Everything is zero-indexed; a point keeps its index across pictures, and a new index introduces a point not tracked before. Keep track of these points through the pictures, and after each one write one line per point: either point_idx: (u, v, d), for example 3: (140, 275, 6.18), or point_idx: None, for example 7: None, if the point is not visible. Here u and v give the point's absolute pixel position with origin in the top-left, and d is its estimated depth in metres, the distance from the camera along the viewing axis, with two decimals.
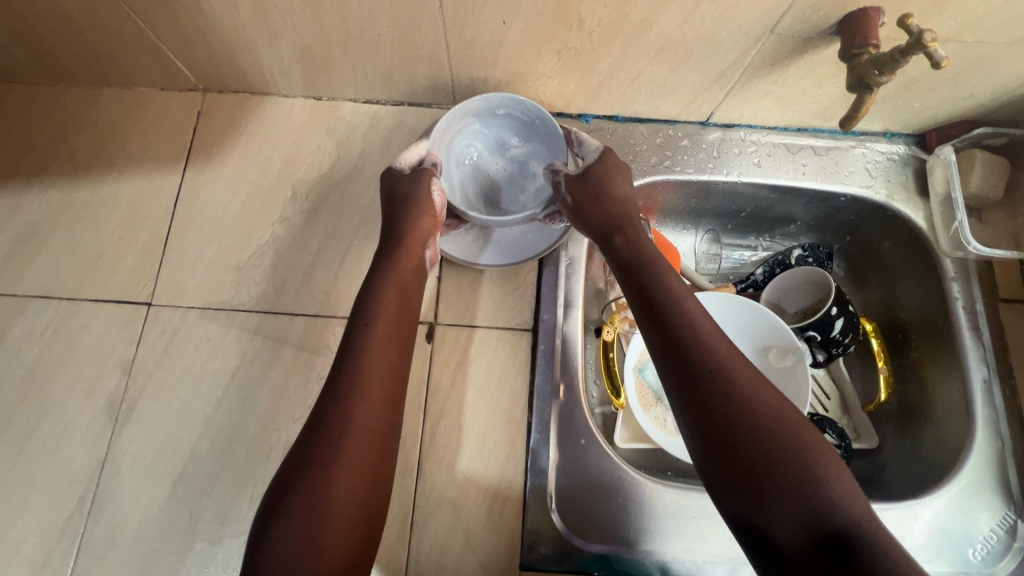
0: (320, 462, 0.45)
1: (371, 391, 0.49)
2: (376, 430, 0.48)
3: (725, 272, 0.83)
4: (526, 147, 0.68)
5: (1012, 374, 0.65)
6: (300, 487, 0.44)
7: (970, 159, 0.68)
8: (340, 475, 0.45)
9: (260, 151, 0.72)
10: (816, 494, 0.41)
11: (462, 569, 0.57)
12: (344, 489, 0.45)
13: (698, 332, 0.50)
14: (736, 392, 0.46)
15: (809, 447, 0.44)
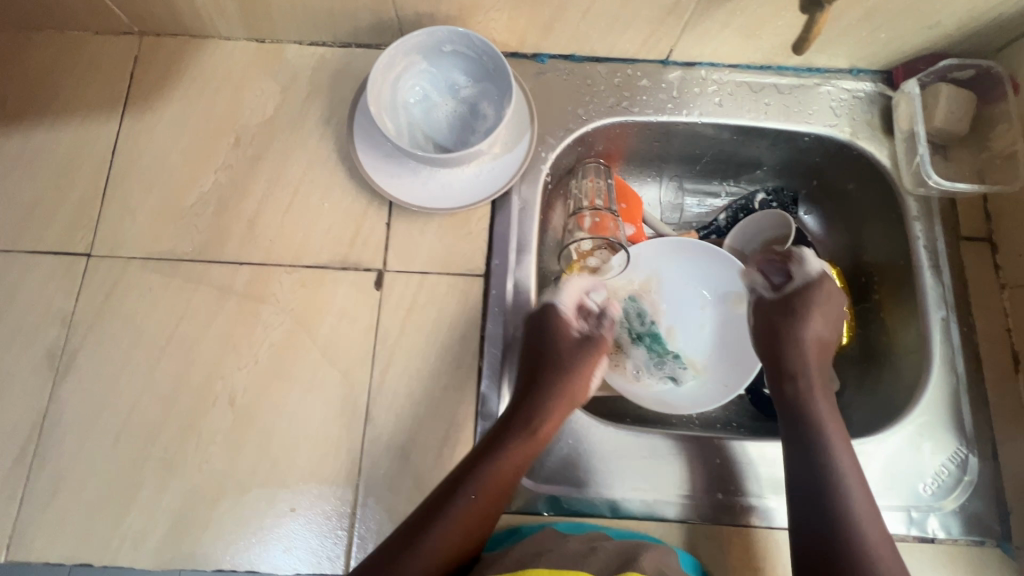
0: (448, 511, 0.53)
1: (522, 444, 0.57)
2: (512, 479, 0.56)
3: (689, 220, 0.82)
4: (476, 88, 0.65)
5: (970, 313, 0.64)
6: (424, 537, 0.52)
7: (935, 92, 0.66)
8: (455, 524, 0.53)
9: (201, 97, 0.68)
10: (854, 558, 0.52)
11: (411, 512, 0.57)
12: (451, 534, 0.53)
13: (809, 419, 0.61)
14: (843, 478, 0.57)
15: (856, 521, 0.54)
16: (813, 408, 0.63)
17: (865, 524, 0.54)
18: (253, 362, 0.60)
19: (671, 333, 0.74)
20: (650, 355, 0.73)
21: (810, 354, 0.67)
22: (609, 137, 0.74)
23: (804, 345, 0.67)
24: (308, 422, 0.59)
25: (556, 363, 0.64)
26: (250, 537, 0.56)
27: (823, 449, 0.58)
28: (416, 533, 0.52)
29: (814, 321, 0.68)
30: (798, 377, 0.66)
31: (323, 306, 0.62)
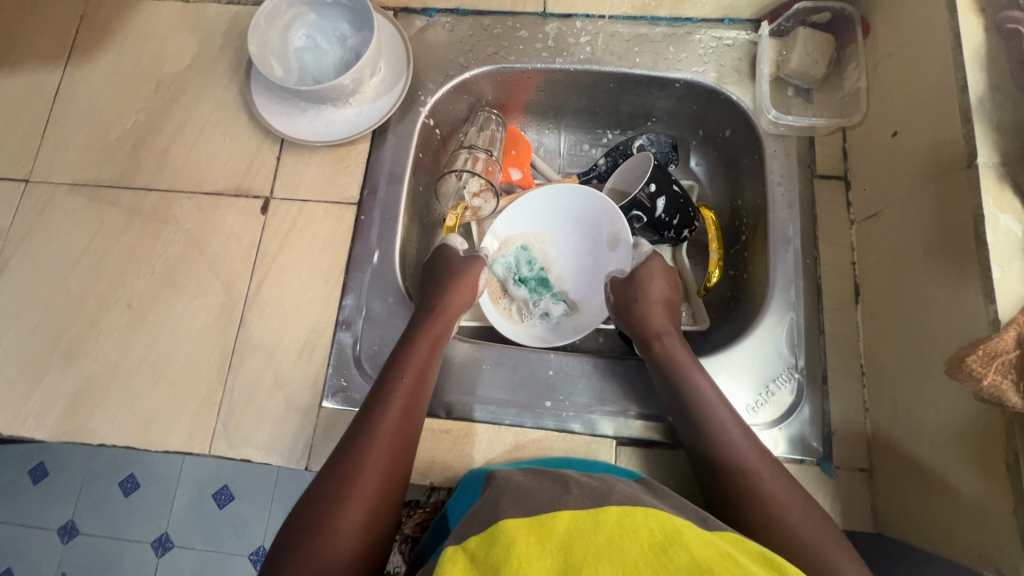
0: (366, 448, 0.53)
1: (415, 383, 0.59)
2: (416, 414, 0.57)
3: (567, 166, 0.86)
4: (360, 36, 0.71)
5: (816, 246, 0.65)
6: (348, 476, 0.51)
7: (793, 36, 0.69)
8: (375, 461, 0.53)
9: (131, 49, 0.78)
10: (754, 492, 0.52)
11: (269, 404, 0.64)
12: (376, 469, 0.52)
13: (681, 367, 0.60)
14: (723, 423, 0.56)
15: (752, 456, 0.54)
16: (678, 362, 0.60)
17: (756, 459, 0.54)
18: (151, 272, 0.69)
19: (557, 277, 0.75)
20: (531, 295, 0.74)
21: (662, 316, 0.66)
22: (496, 86, 0.79)
23: (651, 304, 0.66)
24: (191, 325, 0.67)
25: (446, 312, 0.65)
26: (133, 419, 0.64)
27: (700, 402, 0.57)
28: (340, 473, 0.52)
29: (654, 283, 0.68)
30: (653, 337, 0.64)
31: (214, 227, 0.70)
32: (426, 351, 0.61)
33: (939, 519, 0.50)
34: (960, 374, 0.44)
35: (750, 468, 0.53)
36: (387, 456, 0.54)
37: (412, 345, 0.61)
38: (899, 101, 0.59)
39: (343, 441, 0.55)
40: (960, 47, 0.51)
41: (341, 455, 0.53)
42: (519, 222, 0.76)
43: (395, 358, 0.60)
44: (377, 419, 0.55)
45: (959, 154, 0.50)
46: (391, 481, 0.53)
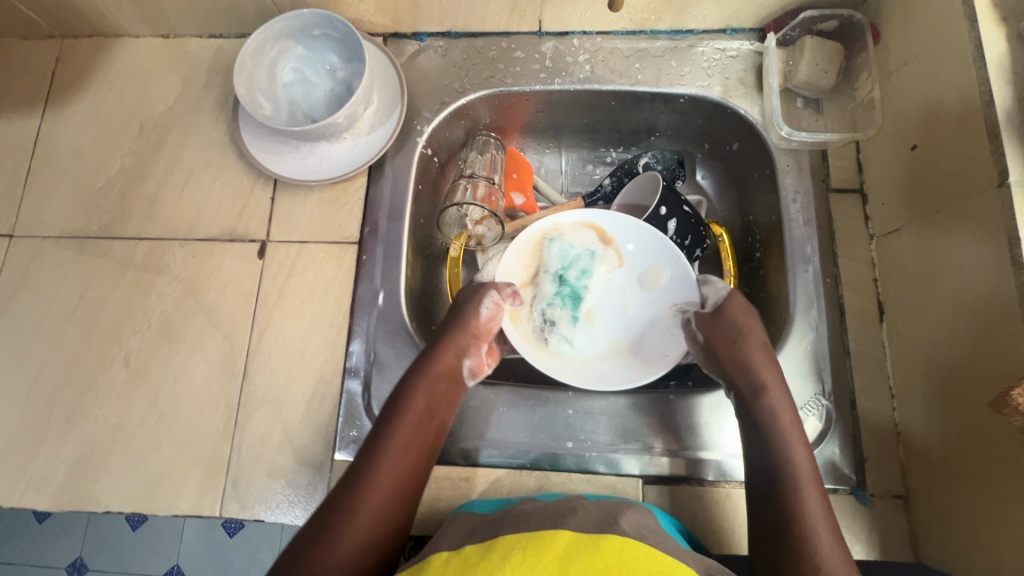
0: (357, 498, 0.51)
1: (415, 428, 0.56)
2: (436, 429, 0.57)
3: (574, 187, 0.83)
4: (349, 68, 0.69)
5: (836, 263, 0.63)
6: (336, 525, 0.50)
7: (800, 46, 0.67)
8: (365, 511, 0.51)
9: (111, 90, 0.75)
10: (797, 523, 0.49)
11: (279, 460, 0.61)
12: (365, 519, 0.50)
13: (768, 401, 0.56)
14: (795, 456, 0.53)
15: (808, 493, 0.51)
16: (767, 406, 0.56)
17: (811, 493, 0.51)
18: (147, 326, 0.66)
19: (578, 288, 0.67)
20: (555, 296, 0.66)
21: (765, 360, 0.58)
22: (494, 110, 0.76)
23: (753, 341, 0.59)
24: (192, 380, 0.64)
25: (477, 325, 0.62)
26: (138, 482, 0.62)
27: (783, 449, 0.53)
28: (328, 521, 0.50)
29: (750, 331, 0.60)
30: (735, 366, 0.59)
31: (210, 274, 0.68)
32: (430, 391, 0.58)
33: (981, 550, 0.49)
34: (1005, 408, 0.43)
35: (806, 505, 0.50)
36: (379, 507, 0.51)
37: (418, 385, 0.58)
38: (918, 113, 0.57)
39: (338, 485, 0.53)
40: (983, 60, 0.49)
41: (333, 501, 0.52)
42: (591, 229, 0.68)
43: (398, 399, 0.57)
44: (372, 466, 0.53)
45: (988, 172, 0.48)
46: (383, 532, 0.51)
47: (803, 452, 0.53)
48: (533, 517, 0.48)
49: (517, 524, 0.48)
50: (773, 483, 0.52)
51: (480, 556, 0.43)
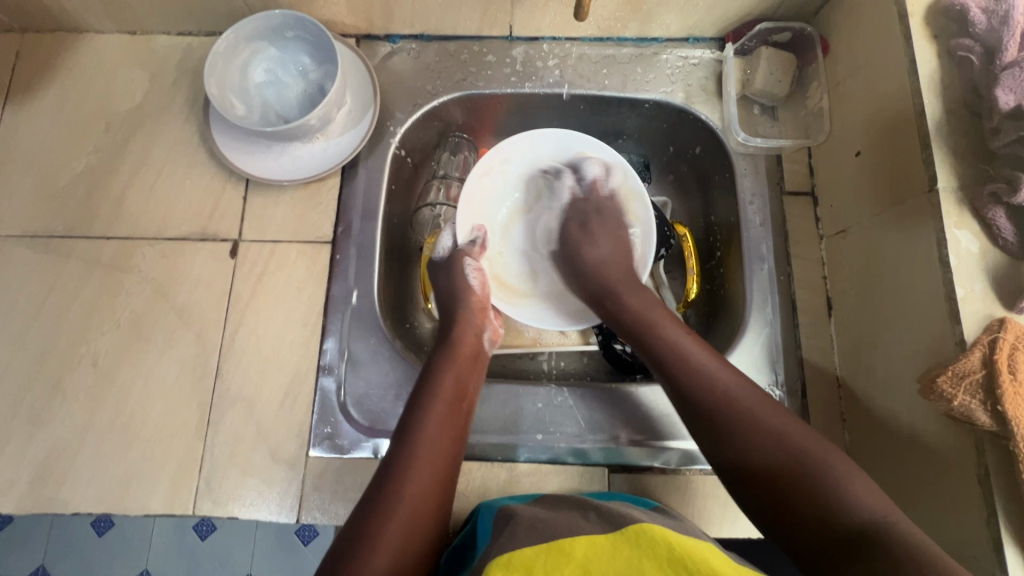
0: (406, 472, 0.51)
1: (453, 404, 0.56)
2: (455, 431, 0.55)
3: None
4: (321, 70, 0.69)
5: (789, 262, 0.67)
6: (389, 499, 0.49)
7: (756, 56, 0.71)
8: (417, 482, 0.50)
9: (76, 86, 0.74)
10: (796, 459, 0.47)
11: (254, 458, 0.62)
12: (416, 490, 0.50)
13: (668, 339, 0.57)
14: (713, 380, 0.53)
15: (767, 415, 0.50)
16: (675, 343, 0.56)
17: (767, 412, 0.50)
18: (116, 326, 0.66)
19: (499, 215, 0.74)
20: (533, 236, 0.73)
21: (650, 309, 0.61)
22: (467, 112, 0.78)
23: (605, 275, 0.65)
24: (163, 380, 0.64)
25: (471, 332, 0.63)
26: (108, 482, 0.61)
27: (683, 369, 0.54)
28: (380, 496, 0.49)
29: (594, 244, 0.67)
30: (609, 299, 0.63)
31: (180, 274, 0.67)
32: (458, 372, 0.59)
33: (913, 525, 0.52)
34: (932, 394, 0.47)
35: (768, 429, 0.49)
36: (433, 477, 0.51)
37: (448, 365, 0.59)
38: (862, 122, 0.61)
39: (383, 464, 0.52)
40: (916, 72, 0.53)
41: (380, 479, 0.51)
42: (552, 144, 0.71)
43: (429, 379, 0.58)
44: (416, 442, 0.53)
45: (920, 178, 0.52)
46: (439, 493, 0.51)
47: (719, 369, 0.54)
48: (543, 523, 0.49)
49: (532, 530, 0.48)
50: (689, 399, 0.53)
51: (505, 566, 0.43)
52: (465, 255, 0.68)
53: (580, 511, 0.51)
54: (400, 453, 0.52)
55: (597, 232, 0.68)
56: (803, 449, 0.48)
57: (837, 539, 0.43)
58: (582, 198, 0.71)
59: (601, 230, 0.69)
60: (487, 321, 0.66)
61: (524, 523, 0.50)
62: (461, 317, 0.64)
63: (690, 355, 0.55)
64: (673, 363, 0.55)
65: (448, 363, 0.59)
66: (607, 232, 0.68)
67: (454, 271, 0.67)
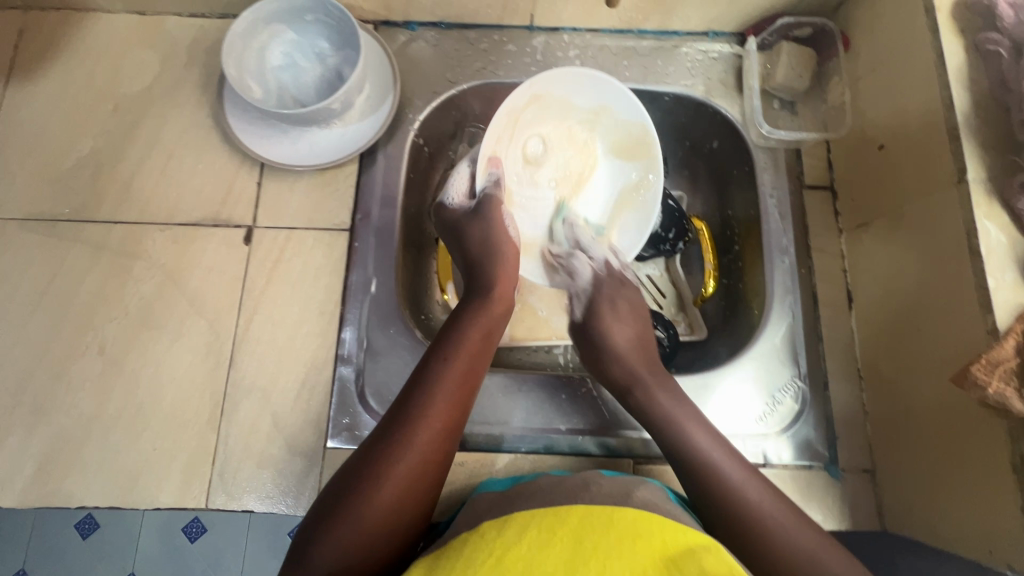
0: (418, 415, 0.49)
1: (476, 356, 0.55)
2: (471, 389, 0.53)
3: None
4: (340, 56, 0.68)
5: (810, 255, 0.68)
6: (399, 439, 0.48)
7: (777, 50, 0.71)
8: (429, 427, 0.49)
9: (82, 66, 0.71)
10: (765, 537, 0.47)
11: (269, 449, 0.60)
12: (427, 434, 0.49)
13: (700, 451, 0.52)
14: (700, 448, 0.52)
15: (801, 536, 0.46)
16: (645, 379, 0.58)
17: (804, 536, 0.46)
18: (124, 313, 0.63)
19: (529, 180, 0.71)
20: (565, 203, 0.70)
21: (639, 359, 0.60)
22: (485, 102, 0.77)
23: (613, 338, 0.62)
24: (173, 369, 0.62)
25: (500, 284, 0.61)
26: (115, 474, 0.59)
27: (676, 441, 0.53)
28: (391, 434, 0.48)
29: (621, 327, 0.63)
30: (636, 388, 0.58)
31: (192, 261, 0.65)
32: (484, 325, 0.57)
33: (944, 515, 0.53)
34: (965, 382, 0.47)
35: (747, 497, 0.49)
36: (444, 424, 0.50)
37: (476, 318, 0.58)
38: (886, 116, 0.61)
39: (399, 399, 0.51)
40: (945, 65, 0.53)
41: (392, 419, 0.50)
42: (586, 91, 0.67)
43: (455, 330, 0.56)
44: (432, 387, 0.51)
45: (949, 169, 0.52)
46: (446, 446, 0.50)
47: (704, 436, 0.53)
48: (544, 495, 0.49)
49: (532, 501, 0.49)
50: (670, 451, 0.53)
51: (497, 531, 0.43)
52: (499, 201, 0.66)
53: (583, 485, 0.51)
54: (409, 402, 0.50)
55: (626, 314, 0.64)
56: (822, 563, 0.45)
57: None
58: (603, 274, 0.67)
59: (625, 313, 0.64)
60: (516, 276, 0.64)
61: (526, 495, 0.50)
62: (495, 272, 0.62)
63: (727, 472, 0.50)
64: (661, 426, 0.55)
65: (473, 321, 0.57)
66: (634, 317, 0.64)
67: (489, 227, 0.65)
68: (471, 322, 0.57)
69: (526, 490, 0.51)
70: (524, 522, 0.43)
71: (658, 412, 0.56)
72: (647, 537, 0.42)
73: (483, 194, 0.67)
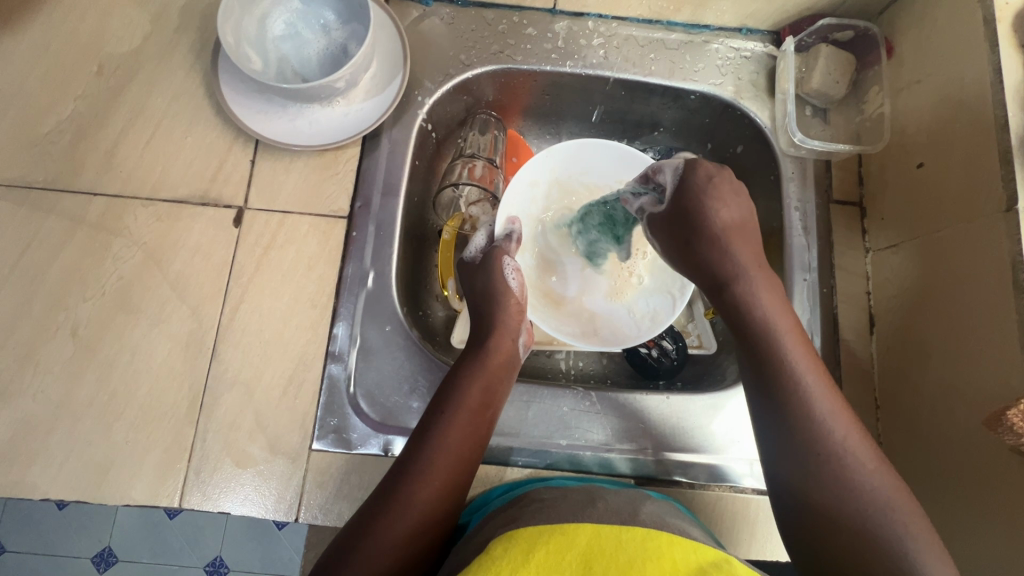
0: (419, 474, 0.49)
1: (477, 415, 0.53)
2: (473, 447, 0.52)
3: None
4: (347, 29, 0.63)
5: (832, 274, 0.64)
6: (400, 499, 0.48)
7: (815, 53, 0.67)
8: (427, 487, 0.49)
9: (64, 21, 0.65)
10: (835, 453, 0.48)
11: (251, 448, 0.56)
12: (426, 496, 0.48)
13: (789, 367, 0.51)
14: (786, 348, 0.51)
15: (867, 464, 0.48)
16: (743, 275, 0.53)
17: (877, 482, 0.47)
18: (100, 294, 0.59)
19: (551, 253, 0.68)
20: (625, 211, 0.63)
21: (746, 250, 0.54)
22: (499, 88, 0.72)
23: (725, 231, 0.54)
24: (151, 358, 0.58)
25: (506, 332, 0.59)
26: (84, 466, 0.55)
27: (767, 340, 0.52)
28: (391, 495, 0.48)
29: (728, 214, 0.54)
30: (734, 281, 0.53)
31: (176, 241, 0.61)
32: (487, 380, 0.55)
33: (957, 555, 0.50)
34: (999, 427, 0.44)
35: (816, 407, 0.49)
36: (444, 484, 0.49)
37: (478, 371, 0.55)
38: (928, 131, 0.58)
39: (401, 458, 0.51)
40: (1001, 82, 0.50)
41: (391, 482, 0.49)
42: (606, 166, 0.66)
43: (456, 383, 0.54)
44: (433, 449, 0.50)
45: (996, 196, 0.49)
46: (445, 506, 0.49)
47: (794, 342, 0.52)
48: (553, 508, 0.47)
49: (537, 514, 0.46)
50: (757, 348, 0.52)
51: (503, 547, 0.41)
52: (503, 252, 0.62)
53: (588, 498, 0.49)
54: (411, 461, 0.50)
55: (727, 197, 0.54)
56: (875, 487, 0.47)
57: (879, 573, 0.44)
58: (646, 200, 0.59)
59: (729, 196, 0.54)
60: (522, 328, 0.62)
61: (534, 506, 0.48)
62: (500, 320, 0.59)
63: (809, 393, 0.50)
64: (751, 326, 0.53)
65: (475, 371, 0.55)
66: (732, 194, 0.54)
67: (493, 273, 0.61)
68: (472, 372, 0.55)
69: (532, 500, 0.49)
70: (531, 540, 0.41)
71: (754, 314, 0.53)
72: (656, 557, 0.39)
73: (492, 248, 0.63)
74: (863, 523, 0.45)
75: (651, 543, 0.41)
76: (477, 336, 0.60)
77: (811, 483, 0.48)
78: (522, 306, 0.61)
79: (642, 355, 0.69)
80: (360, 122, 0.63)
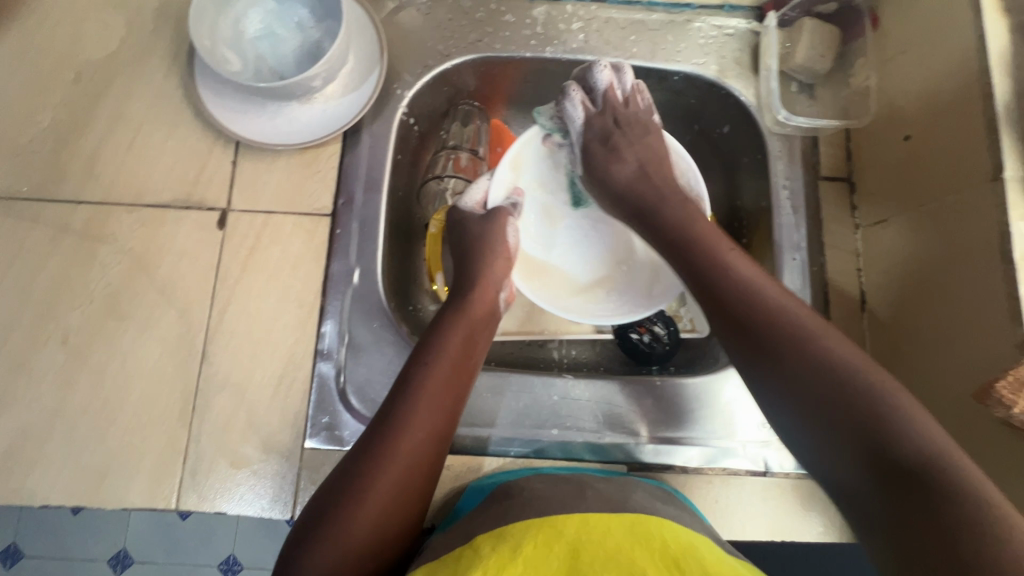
0: (404, 420, 0.49)
1: (458, 362, 0.53)
2: (457, 398, 0.52)
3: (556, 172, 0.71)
4: (322, 26, 0.62)
5: (823, 252, 0.63)
6: (385, 450, 0.47)
7: (798, 28, 0.66)
8: (413, 433, 0.48)
9: (39, 29, 0.65)
10: (833, 364, 0.43)
11: (245, 447, 0.57)
12: (412, 443, 0.48)
13: (743, 285, 0.49)
14: (742, 280, 0.50)
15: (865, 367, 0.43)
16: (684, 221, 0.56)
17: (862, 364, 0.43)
18: (88, 302, 0.59)
19: (549, 210, 0.69)
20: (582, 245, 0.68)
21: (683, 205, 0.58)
22: (481, 78, 0.71)
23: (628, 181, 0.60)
24: (142, 363, 0.58)
25: (483, 283, 0.59)
26: (82, 470, 0.56)
27: (720, 270, 0.51)
28: (376, 445, 0.48)
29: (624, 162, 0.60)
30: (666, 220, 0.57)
31: (161, 246, 0.61)
32: (467, 330, 0.55)
33: None
34: (988, 400, 0.44)
35: (781, 306, 0.47)
36: (431, 431, 0.49)
37: (458, 320, 0.56)
38: (915, 103, 0.57)
39: (385, 405, 0.50)
40: (986, 51, 0.49)
41: (375, 430, 0.49)
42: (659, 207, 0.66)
43: (437, 333, 0.54)
44: (418, 394, 0.50)
45: (983, 166, 0.48)
46: (432, 456, 0.49)
47: (745, 266, 0.51)
48: (542, 498, 0.47)
49: (528, 503, 0.46)
50: (700, 270, 0.52)
51: (493, 543, 0.41)
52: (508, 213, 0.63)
53: (579, 486, 0.49)
54: (395, 407, 0.49)
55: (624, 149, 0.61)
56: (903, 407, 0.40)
57: (888, 467, 0.38)
58: (598, 114, 0.62)
59: (625, 148, 0.61)
60: (505, 282, 0.61)
61: (521, 497, 0.48)
62: (477, 273, 0.59)
63: (768, 297, 0.48)
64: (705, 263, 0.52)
65: (454, 323, 0.55)
66: (636, 144, 0.61)
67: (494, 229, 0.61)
68: (451, 324, 0.55)
69: (523, 489, 0.50)
70: (519, 533, 0.42)
71: (695, 243, 0.54)
72: (645, 542, 0.41)
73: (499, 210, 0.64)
74: (884, 430, 0.39)
75: (639, 528, 0.42)
76: (455, 289, 0.60)
77: (823, 393, 0.42)
78: (510, 260, 0.62)
79: (634, 342, 0.69)
80: (340, 118, 0.63)
